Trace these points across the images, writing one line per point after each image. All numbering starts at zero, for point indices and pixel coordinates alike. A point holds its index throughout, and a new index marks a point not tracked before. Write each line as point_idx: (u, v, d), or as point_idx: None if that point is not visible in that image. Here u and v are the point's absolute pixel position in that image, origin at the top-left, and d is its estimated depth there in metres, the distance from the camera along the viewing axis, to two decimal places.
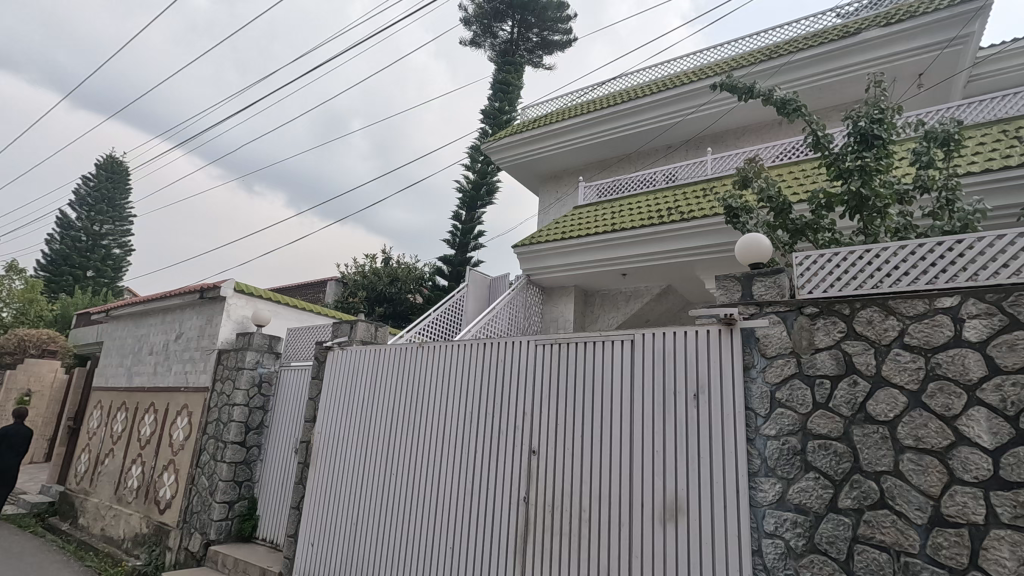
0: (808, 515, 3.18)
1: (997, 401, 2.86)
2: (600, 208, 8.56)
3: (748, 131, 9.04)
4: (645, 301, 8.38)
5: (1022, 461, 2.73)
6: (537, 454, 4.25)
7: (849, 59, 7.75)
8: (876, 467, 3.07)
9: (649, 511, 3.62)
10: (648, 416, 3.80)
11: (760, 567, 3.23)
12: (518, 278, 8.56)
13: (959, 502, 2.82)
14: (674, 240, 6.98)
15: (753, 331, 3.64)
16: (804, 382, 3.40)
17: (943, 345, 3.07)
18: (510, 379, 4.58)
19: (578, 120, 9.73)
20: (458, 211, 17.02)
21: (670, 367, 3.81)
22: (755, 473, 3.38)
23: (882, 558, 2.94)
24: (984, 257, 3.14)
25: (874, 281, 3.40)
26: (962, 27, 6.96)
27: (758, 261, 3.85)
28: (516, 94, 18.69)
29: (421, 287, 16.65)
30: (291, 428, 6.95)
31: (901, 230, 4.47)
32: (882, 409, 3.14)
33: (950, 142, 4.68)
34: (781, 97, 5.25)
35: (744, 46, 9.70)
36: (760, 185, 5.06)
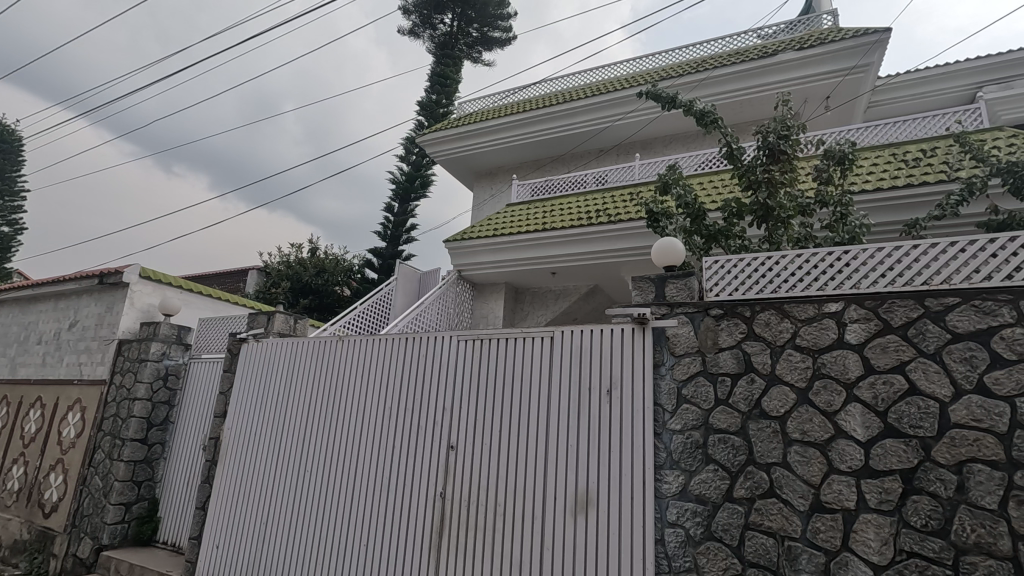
0: (707, 505, 3.38)
1: (871, 398, 3.17)
2: (532, 207, 8.62)
3: (675, 139, 9.42)
4: (573, 300, 8.60)
5: (888, 451, 3.04)
6: (455, 450, 4.24)
7: (765, 78, 8.26)
8: (767, 459, 3.31)
9: (562, 504, 3.72)
10: (563, 412, 3.90)
11: (662, 555, 3.39)
12: (448, 274, 8.51)
13: (835, 490, 3.10)
14: (601, 242, 7.17)
15: (663, 330, 3.81)
16: (708, 379, 3.61)
17: (828, 346, 3.35)
18: (430, 374, 4.54)
19: (511, 119, 9.78)
20: (391, 202, 16.68)
21: (585, 363, 3.92)
22: (661, 466, 3.54)
23: (769, 543, 3.18)
24: (866, 267, 3.44)
25: (773, 286, 3.65)
26: (862, 58, 7.61)
27: (672, 264, 4.03)
28: (454, 88, 18.57)
29: (350, 280, 16.19)
30: (199, 423, 6.56)
31: (801, 240, 4.79)
32: (775, 404, 3.38)
33: (845, 160, 5.08)
34: (701, 109, 5.50)
35: (672, 58, 10.11)
36: (679, 191, 5.28)
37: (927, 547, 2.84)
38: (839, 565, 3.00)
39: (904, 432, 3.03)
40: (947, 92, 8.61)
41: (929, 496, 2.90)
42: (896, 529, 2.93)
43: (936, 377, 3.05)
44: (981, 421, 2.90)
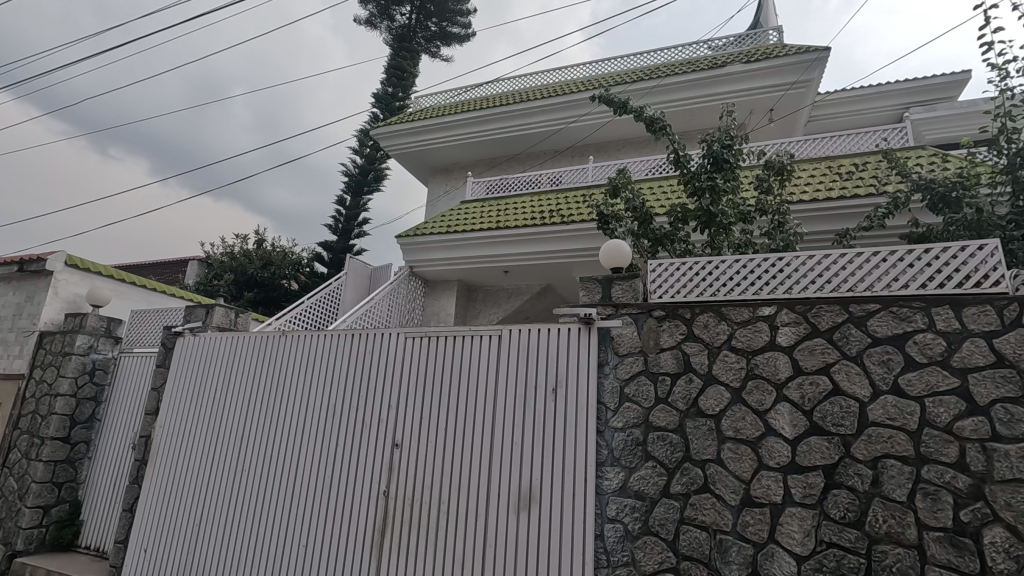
0: (645, 500, 3.48)
1: (798, 397, 3.34)
2: (486, 204, 8.61)
3: (628, 144, 9.62)
4: (525, 299, 8.65)
5: (813, 448, 3.22)
6: (399, 448, 4.19)
7: (714, 89, 8.53)
8: (702, 456, 3.43)
9: (505, 501, 3.74)
10: (508, 409, 3.92)
11: (601, 550, 3.47)
12: (400, 269, 8.40)
13: (764, 485, 3.25)
14: (553, 242, 7.25)
15: (608, 330, 3.90)
16: (649, 379, 3.71)
17: (761, 348, 3.51)
18: (376, 371, 4.47)
19: (467, 116, 9.73)
20: (343, 195, 16.31)
21: (532, 362, 3.96)
22: (602, 463, 3.61)
23: (702, 537, 3.30)
24: (797, 273, 3.62)
25: (712, 289, 3.79)
26: (804, 74, 8.00)
27: (619, 265, 4.11)
28: (411, 82, 18.31)
29: (298, 273, 15.70)
30: (129, 421, 6.22)
31: (741, 246, 4.99)
32: (711, 403, 3.52)
33: (784, 171, 5.32)
34: (651, 115, 5.63)
35: (627, 64, 10.31)
36: (628, 195, 5.39)
37: (844, 538, 3.04)
38: (766, 556, 3.16)
39: (827, 430, 3.22)
40: (879, 111, 9.17)
41: (847, 490, 3.10)
42: (817, 521, 3.11)
43: (856, 378, 3.25)
44: (894, 420, 3.12)
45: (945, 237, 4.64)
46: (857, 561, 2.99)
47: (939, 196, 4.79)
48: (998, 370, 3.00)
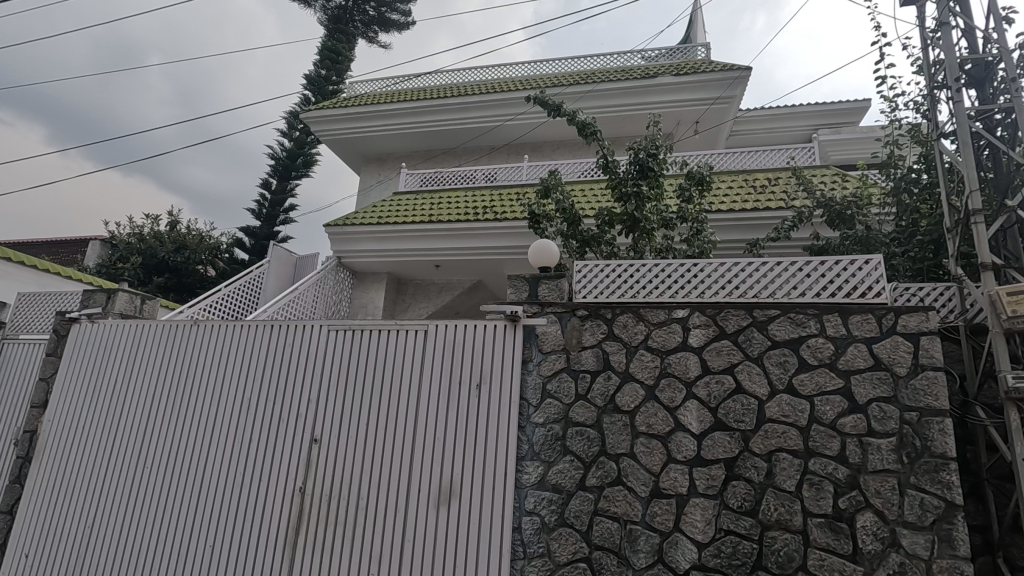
0: (562, 493, 3.59)
1: (705, 395, 3.57)
2: (420, 197, 8.48)
3: (563, 146, 9.84)
4: (455, 294, 8.63)
5: (716, 442, 3.46)
6: (318, 443, 4.08)
7: (645, 98, 8.84)
8: (617, 450, 3.59)
9: (425, 495, 3.74)
10: (432, 404, 3.92)
11: (518, 542, 3.54)
12: (327, 259, 8.10)
13: (672, 477, 3.45)
14: (485, 238, 7.29)
15: (533, 328, 3.98)
16: (571, 376, 3.83)
17: (674, 348, 3.72)
18: (296, 364, 4.33)
19: (403, 106, 9.54)
20: (268, 179, 15.54)
21: (457, 357, 3.97)
22: (522, 457, 3.69)
23: (614, 527, 3.46)
24: (710, 279, 3.84)
25: (633, 291, 3.95)
26: (728, 90, 8.49)
27: (547, 265, 4.20)
28: (346, 66, 17.71)
29: (215, 259, 14.74)
30: (11, 414, 5.64)
31: (663, 251, 5.24)
32: (627, 400, 3.68)
33: (704, 181, 5.61)
34: (583, 119, 5.77)
35: (564, 67, 10.49)
36: (558, 196, 5.49)
37: (740, 525, 3.29)
38: (671, 545, 3.35)
39: (730, 425, 3.47)
40: (792, 131, 9.87)
41: (745, 481, 3.35)
42: (718, 510, 3.34)
43: (756, 378, 3.53)
44: (787, 417, 3.41)
45: (840, 251, 5.10)
46: (751, 546, 3.25)
47: (837, 213, 5.26)
48: (875, 372, 3.37)
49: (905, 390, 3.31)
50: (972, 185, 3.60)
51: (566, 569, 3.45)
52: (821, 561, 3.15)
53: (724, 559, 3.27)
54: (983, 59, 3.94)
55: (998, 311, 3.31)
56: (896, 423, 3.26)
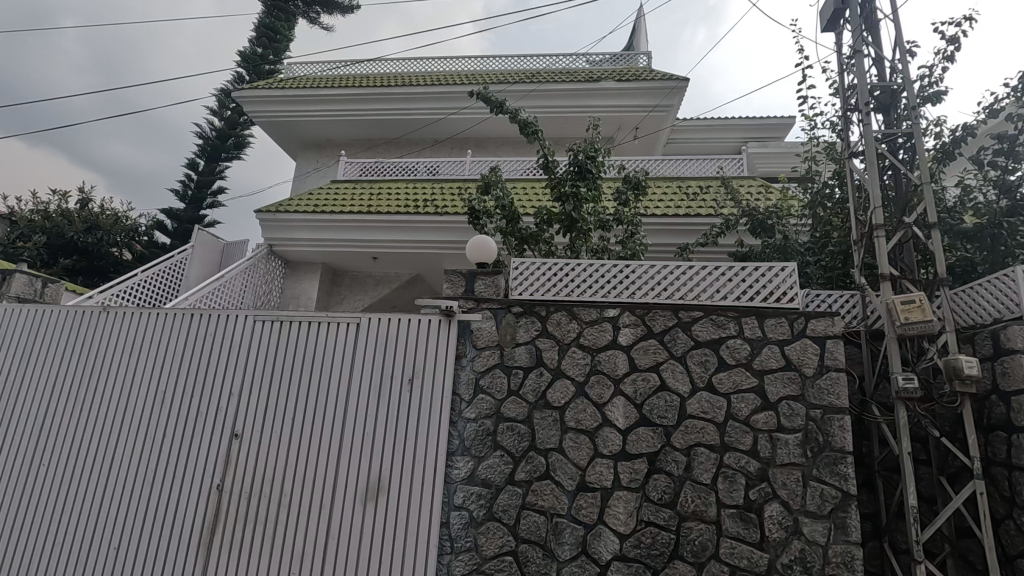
0: (491, 488, 3.62)
1: (631, 391, 3.71)
2: (359, 186, 8.26)
3: (506, 143, 9.88)
4: (392, 287, 8.46)
5: (640, 437, 3.60)
6: (239, 438, 3.90)
7: (587, 101, 9.01)
8: (546, 445, 3.66)
9: (351, 492, 3.67)
10: (363, 399, 3.85)
11: (445, 537, 3.54)
12: (257, 246, 7.72)
13: (598, 471, 3.56)
14: (425, 232, 7.21)
15: (468, 324, 3.98)
16: (503, 372, 3.86)
17: (604, 346, 3.83)
18: (218, 355, 4.12)
19: (343, 92, 9.25)
20: (195, 159, 14.64)
21: (390, 351, 3.92)
22: (453, 452, 3.69)
23: (540, 520, 3.52)
24: (641, 280, 3.97)
25: (568, 289, 4.03)
26: (665, 99, 8.82)
27: (484, 261, 4.21)
28: (285, 46, 16.94)
29: (133, 242, 13.76)
30: None
31: (598, 251, 5.37)
32: (557, 396, 3.76)
33: (640, 186, 5.76)
34: (525, 118, 5.81)
35: (510, 64, 10.52)
36: (498, 193, 5.51)
37: (660, 516, 3.44)
38: (594, 536, 3.46)
39: (653, 421, 3.62)
40: (723, 142, 10.37)
41: (665, 474, 3.51)
42: (639, 503, 3.48)
43: (680, 376, 3.70)
44: (706, 413, 3.60)
45: (762, 258, 5.42)
46: (668, 537, 3.41)
47: (759, 221, 5.51)
48: (786, 372, 3.61)
49: (812, 389, 3.57)
50: (876, 202, 3.92)
51: (493, 563, 3.49)
52: (731, 549, 3.34)
53: (643, 549, 3.40)
54: (889, 87, 4.30)
55: (893, 318, 3.63)
56: (803, 419, 3.51)
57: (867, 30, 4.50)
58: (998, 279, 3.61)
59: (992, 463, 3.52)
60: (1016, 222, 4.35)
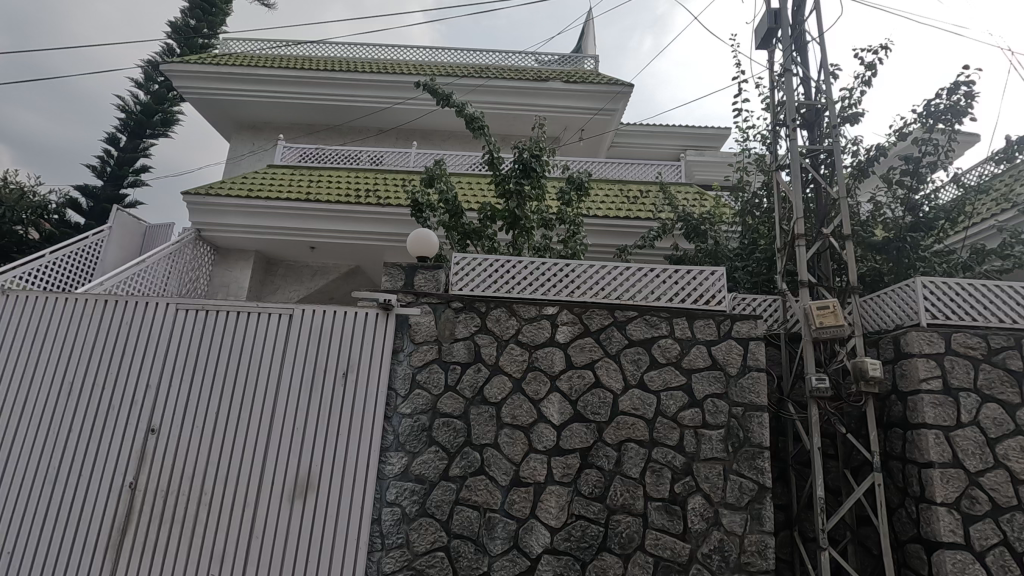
0: (424, 484, 3.59)
1: (567, 388, 3.78)
2: (297, 172, 7.95)
3: (452, 137, 9.80)
4: (330, 279, 8.20)
5: (574, 433, 3.68)
6: (156, 433, 3.67)
7: (535, 100, 9.07)
8: (481, 440, 3.67)
9: (278, 489, 3.55)
10: (293, 394, 3.72)
11: (377, 534, 3.49)
12: (185, 231, 7.26)
13: (532, 466, 3.61)
14: (366, 223, 7.04)
15: (406, 318, 3.93)
16: (440, 367, 3.84)
17: (542, 344, 3.88)
18: (135, 345, 3.85)
19: (283, 73, 8.85)
20: (116, 134, 13.60)
21: (324, 345, 3.81)
22: (386, 448, 3.63)
23: (473, 516, 3.53)
24: (579, 279, 4.04)
25: (507, 286, 4.05)
26: (610, 104, 9.03)
27: (425, 254, 4.16)
28: (221, 20, 16.01)
29: (40, 219, 12.63)
30: None
31: (540, 249, 5.42)
32: (494, 392, 3.77)
33: (583, 187, 5.84)
34: (471, 113, 5.76)
35: (459, 57, 10.42)
36: (442, 187, 5.44)
37: (590, 510, 3.53)
38: (526, 530, 3.50)
39: (587, 417, 3.71)
40: (663, 149, 10.74)
41: (596, 469, 3.60)
42: (571, 497, 3.56)
43: (613, 374, 3.80)
44: (637, 409, 3.72)
45: (695, 262, 5.65)
46: (598, 529, 3.50)
47: (693, 226, 5.73)
48: (712, 371, 3.79)
49: (735, 388, 3.77)
50: (799, 213, 4.17)
51: (424, 559, 3.46)
52: (656, 540, 3.48)
53: (573, 542, 3.48)
54: (814, 105, 4.58)
55: (810, 322, 3.88)
56: (726, 416, 3.70)
57: (796, 50, 4.78)
58: (902, 289, 3.94)
59: (890, 457, 3.85)
60: (918, 237, 4.76)
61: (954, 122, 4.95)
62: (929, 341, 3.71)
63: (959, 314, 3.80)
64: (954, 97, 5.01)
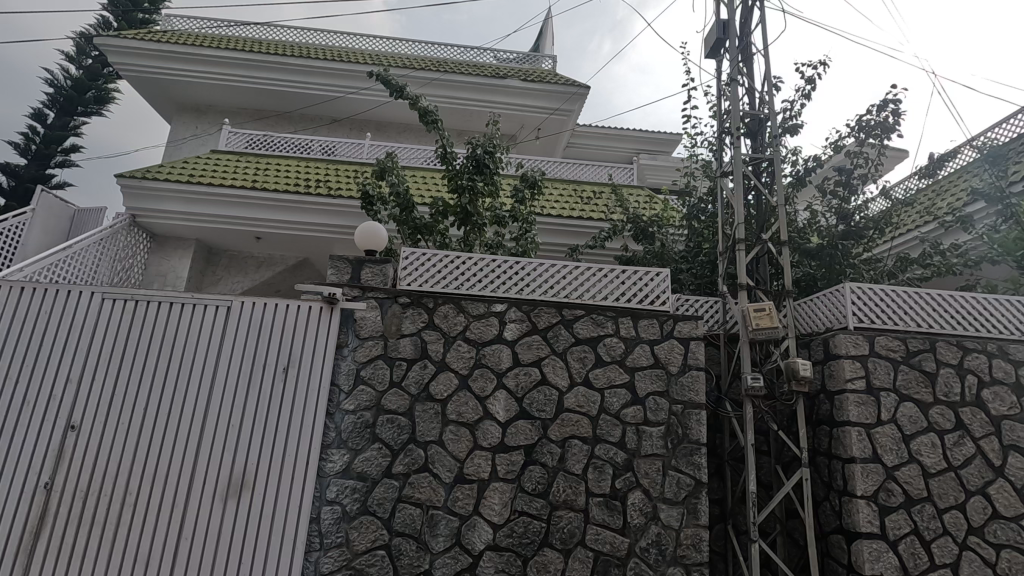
0: (366, 481, 3.52)
1: (513, 385, 3.80)
2: (242, 159, 7.62)
3: (407, 130, 9.67)
4: (276, 271, 7.92)
5: (519, 430, 3.70)
6: (76, 430, 3.44)
7: (493, 96, 9.04)
8: (426, 437, 3.64)
9: (210, 489, 3.40)
10: (229, 390, 3.57)
11: (315, 533, 3.40)
12: (117, 216, 6.83)
13: (476, 463, 3.60)
14: (315, 214, 6.84)
15: (352, 312, 3.84)
16: (386, 363, 3.77)
17: (489, 341, 3.88)
18: (55, 336, 3.60)
19: (231, 55, 8.47)
20: (42, 110, 12.69)
21: (263, 339, 3.68)
22: (328, 445, 3.55)
23: (416, 513, 3.50)
24: (529, 277, 4.05)
25: (457, 282, 4.01)
26: (566, 104, 9.12)
27: (373, 249, 4.08)
28: None
29: None
30: None
31: (491, 246, 5.41)
32: (440, 388, 3.75)
33: (536, 185, 5.81)
34: (425, 106, 5.68)
35: (416, 50, 10.27)
36: (393, 180, 5.34)
37: (533, 506, 3.56)
38: (468, 527, 3.50)
39: (532, 414, 3.74)
40: (617, 151, 10.94)
41: (540, 466, 3.64)
42: (514, 493, 3.58)
43: (559, 371, 3.85)
44: (582, 407, 3.78)
45: (643, 263, 5.78)
46: (540, 525, 3.54)
47: (642, 229, 5.85)
48: (654, 370, 3.90)
49: (675, 386, 3.88)
50: (740, 219, 4.34)
51: (364, 558, 3.40)
52: (597, 535, 3.54)
53: (515, 538, 3.50)
54: (757, 115, 4.77)
55: (747, 324, 4.04)
56: (666, 413, 3.81)
57: (743, 61, 4.94)
58: (832, 294, 4.16)
59: (817, 453, 4.06)
60: (849, 245, 5.03)
61: (883, 138, 5.26)
62: (855, 343, 3.93)
63: (883, 319, 4.05)
64: (883, 114, 5.32)
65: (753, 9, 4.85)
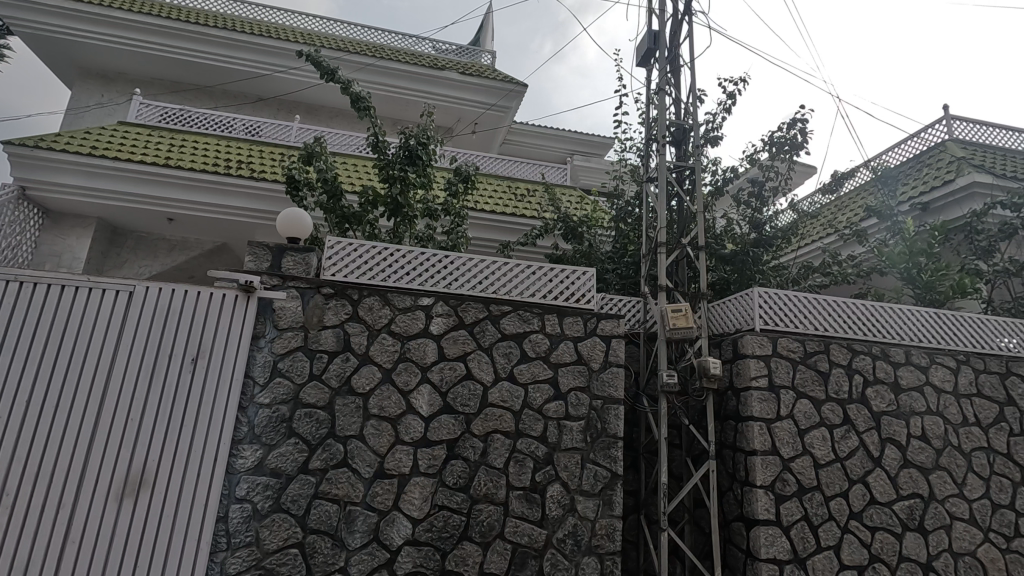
0: (280, 477, 3.39)
1: (438, 379, 3.78)
2: (155, 134, 7.08)
3: (339, 115, 9.36)
4: (190, 255, 7.43)
5: (442, 425, 3.69)
6: None
7: (429, 87, 8.92)
8: (345, 432, 3.55)
9: (102, 488, 3.14)
10: (128, 381, 3.31)
11: (222, 533, 3.24)
12: (4, 186, 6.11)
13: (397, 458, 3.56)
14: (235, 196, 6.48)
15: (270, 302, 3.68)
16: (306, 355, 3.64)
17: (414, 335, 3.84)
18: None
19: (144, 19, 7.82)
20: None
21: (169, 328, 3.44)
22: (239, 440, 3.38)
23: (332, 510, 3.41)
24: (457, 272, 4.04)
25: (383, 274, 3.92)
26: (503, 100, 9.17)
27: (295, 237, 3.92)
28: None
29: None
30: None
31: (421, 239, 5.34)
32: (362, 382, 3.67)
33: (469, 180, 5.78)
34: (357, 92, 5.51)
35: (351, 32, 9.94)
36: (321, 165, 5.14)
37: (453, 500, 3.57)
38: (387, 523, 3.46)
39: (456, 409, 3.74)
40: (551, 150, 11.10)
41: (462, 460, 3.65)
42: (435, 488, 3.57)
43: (484, 366, 3.87)
44: (505, 402, 3.82)
45: (571, 262, 5.92)
46: (459, 519, 3.55)
47: (571, 228, 5.97)
48: (576, 366, 4.01)
49: (596, 382, 4.01)
50: (662, 223, 4.54)
51: (276, 557, 3.27)
52: (516, 528, 3.61)
53: (434, 532, 3.50)
54: (681, 124, 5.00)
55: (665, 323, 4.24)
56: (586, 408, 3.93)
57: (671, 72, 5.15)
58: (742, 297, 4.44)
59: (723, 445, 4.33)
60: (759, 253, 5.39)
61: (792, 153, 5.66)
62: (761, 344, 4.22)
63: (785, 322, 4.38)
64: (792, 131, 5.73)
65: (682, 23, 5.06)
